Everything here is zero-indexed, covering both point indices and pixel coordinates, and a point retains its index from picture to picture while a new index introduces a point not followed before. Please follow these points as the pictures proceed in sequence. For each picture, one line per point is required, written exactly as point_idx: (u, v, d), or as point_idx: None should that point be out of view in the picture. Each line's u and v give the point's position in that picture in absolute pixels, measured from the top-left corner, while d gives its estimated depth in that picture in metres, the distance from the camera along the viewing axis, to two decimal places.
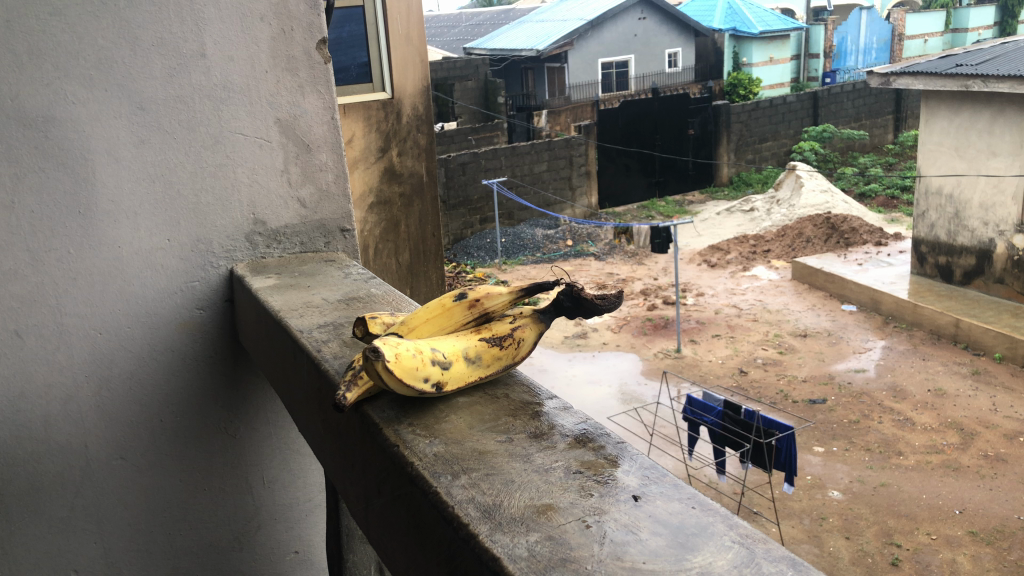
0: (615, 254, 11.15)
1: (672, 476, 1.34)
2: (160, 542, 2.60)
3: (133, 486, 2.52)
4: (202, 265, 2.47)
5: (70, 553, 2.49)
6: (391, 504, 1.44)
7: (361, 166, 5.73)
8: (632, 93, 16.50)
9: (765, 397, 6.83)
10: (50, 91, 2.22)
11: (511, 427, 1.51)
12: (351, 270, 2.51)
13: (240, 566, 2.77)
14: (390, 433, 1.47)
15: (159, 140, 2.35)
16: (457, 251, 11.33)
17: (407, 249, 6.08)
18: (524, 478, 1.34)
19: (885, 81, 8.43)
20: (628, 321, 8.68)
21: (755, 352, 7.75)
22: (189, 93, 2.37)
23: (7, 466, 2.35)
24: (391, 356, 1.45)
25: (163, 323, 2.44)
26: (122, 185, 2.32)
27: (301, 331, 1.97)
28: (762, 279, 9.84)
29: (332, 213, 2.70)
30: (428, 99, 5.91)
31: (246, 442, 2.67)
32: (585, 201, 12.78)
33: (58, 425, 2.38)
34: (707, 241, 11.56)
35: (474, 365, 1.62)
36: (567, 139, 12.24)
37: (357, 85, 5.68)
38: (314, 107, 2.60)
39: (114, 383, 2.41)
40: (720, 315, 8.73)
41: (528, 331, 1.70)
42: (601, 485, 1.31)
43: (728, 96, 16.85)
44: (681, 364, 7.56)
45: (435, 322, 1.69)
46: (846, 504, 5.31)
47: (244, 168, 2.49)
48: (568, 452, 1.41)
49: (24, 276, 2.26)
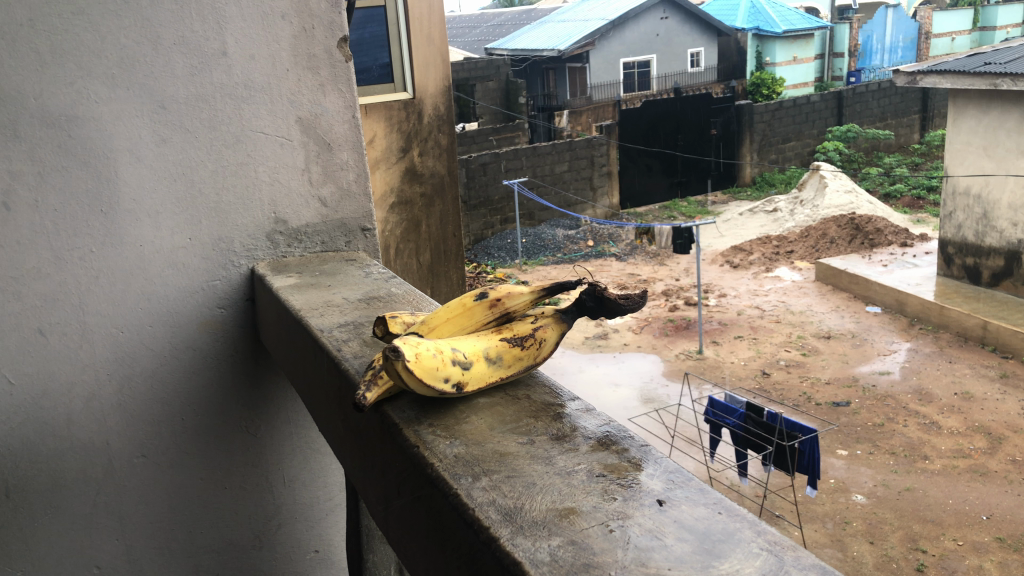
0: (637, 254, 11.09)
1: (698, 481, 1.31)
2: (181, 541, 2.60)
3: (155, 484, 2.52)
4: (223, 264, 2.47)
5: (92, 550, 2.49)
6: (411, 506, 1.42)
7: (383, 166, 5.75)
8: (654, 93, 16.43)
9: (788, 399, 6.76)
10: (73, 90, 2.22)
11: (533, 428, 1.48)
12: (372, 269, 2.50)
13: (261, 565, 2.76)
14: (410, 434, 1.45)
15: (180, 138, 2.35)
16: (478, 252, 11.33)
17: (428, 249, 6.07)
18: (546, 481, 1.31)
19: (911, 80, 8.32)
20: (649, 322, 8.63)
21: (778, 354, 7.68)
22: (210, 92, 2.37)
23: (30, 464, 2.35)
24: (411, 356, 1.43)
25: (185, 322, 2.45)
26: (143, 184, 2.33)
27: (321, 331, 1.96)
28: (785, 280, 9.75)
29: (352, 212, 2.69)
30: (449, 99, 5.91)
31: (267, 440, 2.67)
32: (606, 201, 12.73)
33: (80, 423, 2.38)
34: (729, 241, 11.48)
35: (495, 365, 1.60)
36: (589, 139, 12.20)
37: (379, 85, 5.69)
38: (335, 106, 2.59)
39: (135, 381, 2.42)
40: (742, 316, 8.66)
41: (550, 330, 1.68)
42: (625, 489, 1.29)
43: (751, 96, 16.74)
44: (703, 365, 7.50)
45: (456, 321, 1.67)
46: (870, 508, 5.23)
47: (265, 166, 2.49)
48: (591, 455, 1.39)
49: (46, 274, 2.27)
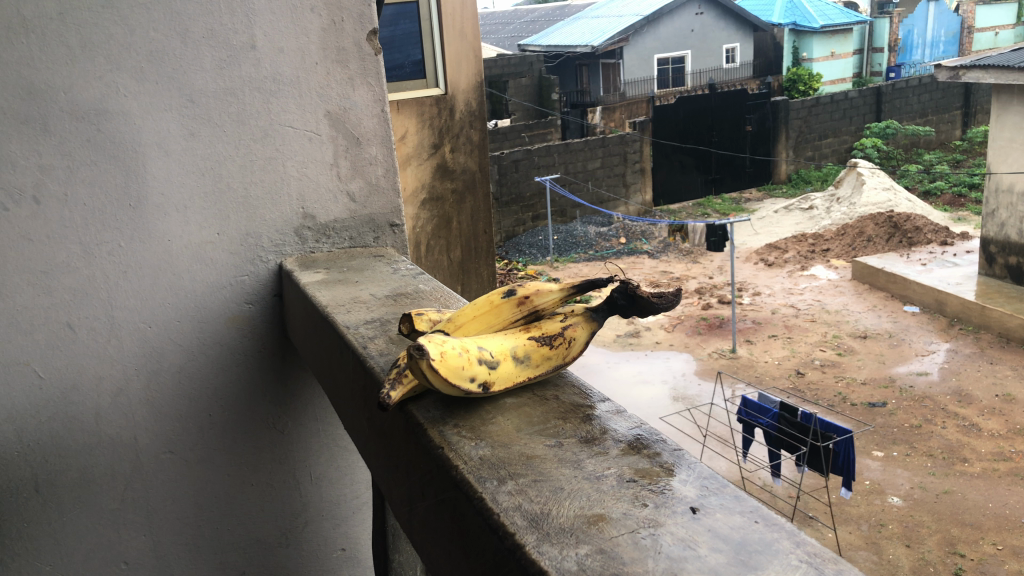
0: (670, 252, 10.98)
1: (734, 487, 1.25)
2: (208, 537, 2.59)
3: (182, 480, 2.51)
4: (251, 259, 2.46)
5: (120, 546, 2.48)
6: (434, 508, 1.38)
7: (414, 162, 5.72)
8: (688, 89, 16.29)
9: (822, 399, 6.63)
10: (103, 84, 2.21)
11: (561, 430, 1.44)
12: (400, 265, 2.47)
13: (287, 562, 2.75)
14: (435, 434, 1.42)
15: (208, 132, 2.33)
16: (509, 249, 11.30)
17: (459, 245, 6.04)
18: (575, 485, 1.27)
19: (954, 75, 8.13)
20: (682, 320, 8.53)
21: (812, 353, 7.54)
22: (238, 86, 2.36)
23: (59, 458, 2.35)
24: (436, 355, 1.39)
25: (212, 318, 2.44)
26: (172, 179, 2.32)
27: (347, 327, 1.93)
28: (820, 279, 9.59)
29: (381, 207, 2.66)
30: (482, 95, 5.87)
31: (294, 437, 2.65)
32: (639, 198, 12.62)
33: (108, 418, 2.38)
34: (764, 239, 11.33)
35: (523, 364, 1.55)
36: (622, 136, 12.11)
37: (410, 81, 5.67)
38: (364, 100, 2.57)
39: (163, 377, 2.41)
40: (777, 315, 8.52)
41: (579, 329, 1.62)
42: (658, 495, 1.24)
43: (787, 92, 16.50)
44: (737, 364, 7.40)
45: (482, 319, 1.62)
46: (906, 511, 5.11)
47: (294, 161, 2.47)
48: (621, 459, 1.34)
49: (76, 269, 2.27)
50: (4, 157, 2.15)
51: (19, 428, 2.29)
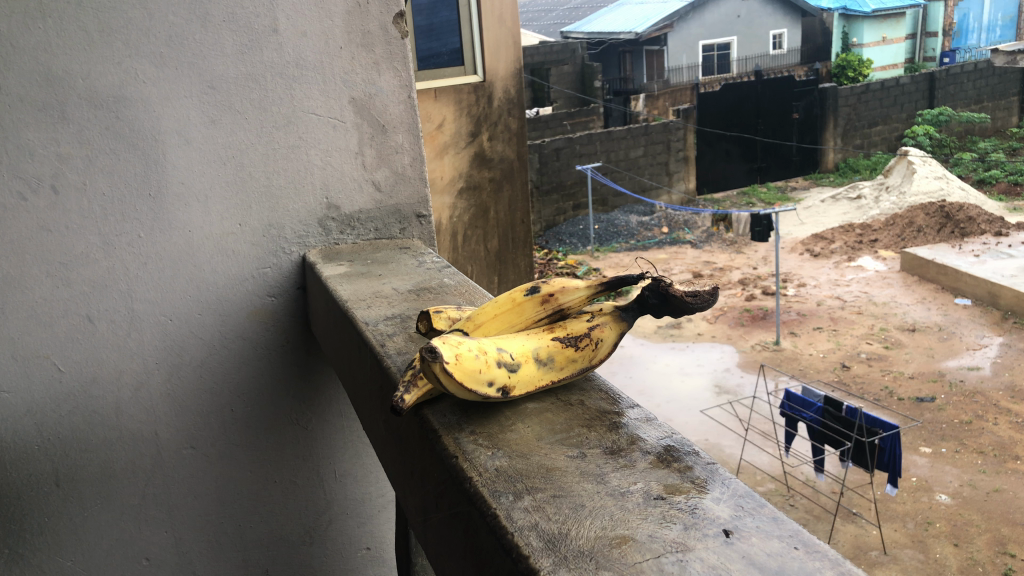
0: (713, 241, 10.78)
1: (772, 508, 1.14)
2: (230, 534, 2.54)
3: (203, 476, 2.47)
4: (275, 251, 2.40)
5: (141, 542, 2.44)
6: (448, 522, 1.29)
7: (451, 151, 5.63)
8: (734, 76, 16.08)
9: (868, 394, 6.43)
10: (121, 70, 2.15)
11: (585, 440, 1.33)
12: (426, 258, 2.38)
13: (311, 562, 2.69)
14: (449, 442, 1.33)
15: (229, 119, 2.27)
16: (549, 238, 11.18)
17: (496, 235, 5.95)
18: (597, 502, 1.16)
19: (1012, 60, 7.79)
20: (725, 311, 8.34)
21: (858, 346, 7.32)
22: (260, 72, 2.29)
23: (80, 453, 2.32)
24: (451, 358, 1.30)
25: (234, 310, 2.38)
26: (192, 168, 2.25)
27: (366, 323, 1.86)
28: (868, 270, 9.33)
29: (408, 197, 2.58)
30: (520, 83, 5.77)
31: (318, 434, 2.60)
32: (682, 187, 12.40)
33: (129, 412, 2.34)
34: (810, 229, 11.06)
35: (546, 367, 1.45)
36: (665, 124, 11.91)
37: (448, 68, 5.54)
38: (390, 85, 2.48)
39: (184, 371, 2.37)
40: (822, 307, 8.29)
41: (607, 330, 1.51)
42: (687, 516, 1.13)
43: (836, 78, 16.06)
44: (780, 357, 7.21)
45: (504, 318, 1.52)
46: (955, 509, 4.90)
47: (317, 149, 2.39)
48: (649, 473, 1.24)
49: (95, 260, 2.22)
50: (22, 146, 2.10)
51: (39, 421, 2.26)
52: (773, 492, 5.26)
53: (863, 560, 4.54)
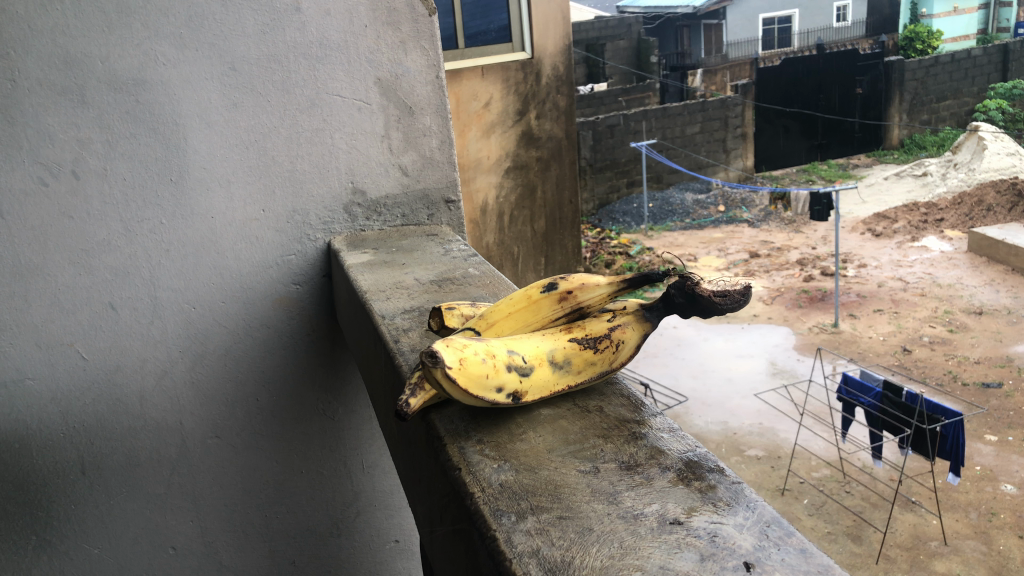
0: (771, 220, 10.49)
1: (801, 538, 1.02)
2: (257, 523, 2.51)
3: (228, 466, 2.44)
4: (299, 238, 2.34)
5: (168, 530, 2.43)
6: (451, 537, 1.21)
7: (498, 130, 5.49)
8: (795, 50, 15.67)
9: (930, 378, 6.17)
10: (140, 51, 2.08)
11: (600, 453, 1.23)
12: (452, 245, 2.29)
13: (339, 554, 2.65)
14: (453, 452, 1.24)
15: (252, 103, 2.20)
16: (603, 217, 11.01)
17: (543, 216, 5.84)
18: (607, 526, 1.06)
19: None
20: (782, 292, 8.10)
21: (921, 330, 7.03)
22: (283, 52, 2.21)
23: (104, 441, 2.30)
24: (454, 362, 1.21)
25: (259, 298, 2.33)
26: (215, 153, 2.19)
27: (383, 317, 1.77)
28: (932, 250, 8.96)
29: (436, 182, 2.50)
30: (569, 59, 5.62)
31: (346, 424, 2.55)
32: (740, 164, 12.08)
33: (153, 401, 2.31)
34: (872, 207, 10.68)
35: (562, 371, 1.35)
36: (723, 100, 11.58)
37: (495, 45, 5.43)
38: (418, 65, 2.39)
39: (208, 359, 2.33)
40: (883, 289, 7.99)
41: (629, 331, 1.39)
42: (705, 544, 1.02)
43: (902, 52, 15.22)
44: (839, 339, 6.96)
45: (519, 317, 1.42)
46: (1021, 500, 4.67)
47: (343, 133, 2.32)
48: (667, 493, 1.13)
49: (117, 247, 2.17)
50: (42, 130, 2.04)
51: (64, 409, 2.24)
52: (828, 478, 5.07)
53: (923, 551, 4.35)
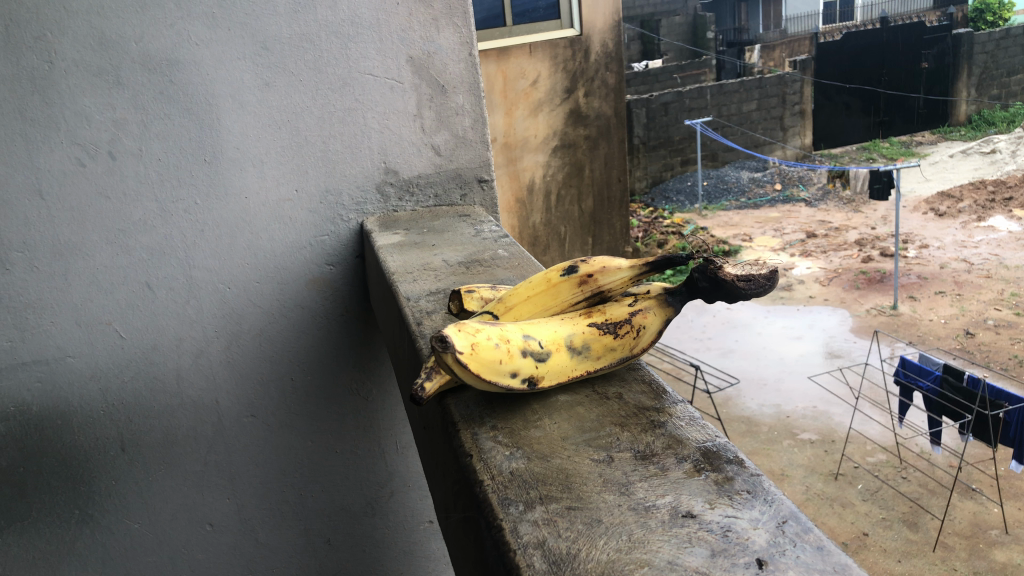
0: (830, 200, 10.24)
1: (819, 535, 0.98)
2: (292, 502, 2.55)
3: (263, 444, 2.47)
4: (332, 218, 2.34)
5: (205, 507, 2.47)
6: (462, 525, 1.19)
7: (546, 109, 5.42)
8: (857, 23, 15.28)
9: (994, 363, 5.95)
10: (174, 31, 2.08)
11: (615, 442, 1.19)
12: (484, 227, 2.26)
13: (373, 534, 2.66)
14: (466, 438, 1.22)
15: (285, 82, 2.19)
16: (656, 196, 10.89)
17: (591, 195, 5.74)
18: (617, 518, 1.03)
19: None
20: (839, 273, 7.90)
21: (986, 313, 6.79)
22: (315, 31, 2.18)
23: (143, 419, 2.34)
24: (465, 346, 1.18)
25: (292, 279, 2.34)
26: (247, 132, 2.19)
27: (408, 299, 1.76)
28: (1000, 230, 8.64)
29: (469, 161, 2.48)
30: (620, 35, 5.47)
31: (378, 405, 2.55)
32: (798, 142, 11.77)
33: (189, 380, 2.35)
34: (936, 186, 10.34)
35: (580, 356, 1.31)
36: (780, 76, 11.26)
37: (544, 22, 5.34)
38: (450, 42, 2.36)
39: (244, 339, 2.35)
40: (945, 271, 7.73)
41: (651, 316, 1.35)
42: (717, 539, 0.98)
43: (972, 24, 14.49)
44: (898, 322, 6.76)
45: (538, 300, 1.40)
46: None
47: (375, 112, 2.30)
48: (682, 484, 1.09)
49: (153, 228, 2.19)
50: (79, 111, 2.06)
51: (103, 386, 2.28)
52: (884, 464, 4.94)
53: (982, 539, 4.21)
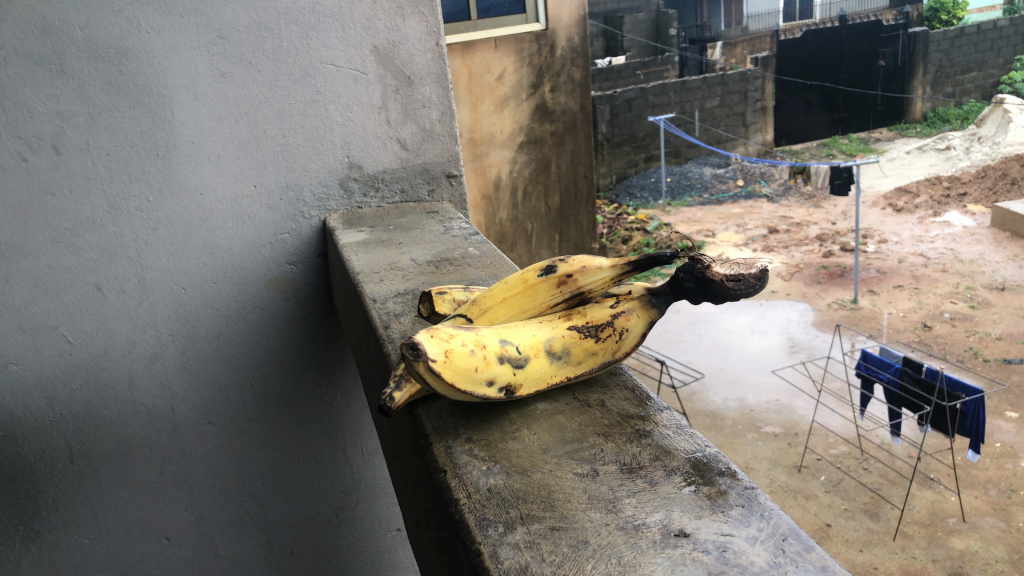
0: (791, 195, 10.30)
1: (821, 554, 0.91)
2: (254, 512, 2.44)
3: (222, 452, 2.36)
4: (293, 216, 2.23)
5: (161, 520, 2.36)
6: (436, 546, 1.11)
7: (512, 104, 5.34)
8: (817, 21, 15.45)
9: (950, 355, 6.01)
10: (122, 18, 1.96)
11: (600, 454, 1.12)
12: (453, 223, 2.18)
13: (339, 543, 2.56)
14: (439, 452, 1.14)
15: (242, 73, 2.08)
16: (620, 191, 10.86)
17: (558, 191, 5.68)
18: (605, 540, 0.95)
19: None
20: (801, 268, 7.93)
21: (942, 306, 6.85)
22: (273, 19, 2.08)
23: (93, 428, 2.22)
24: (438, 354, 1.10)
25: (252, 280, 2.23)
26: (203, 125, 2.08)
27: (375, 301, 1.66)
28: (955, 225, 8.74)
29: (437, 156, 2.39)
30: (585, 30, 5.39)
31: (342, 409, 2.45)
32: (759, 139, 11.85)
33: (143, 386, 2.23)
34: (893, 181, 10.48)
35: (560, 362, 1.24)
36: (742, 73, 11.33)
37: (509, 17, 5.27)
38: (416, 32, 2.26)
39: (200, 343, 2.24)
40: (903, 265, 7.79)
41: (634, 318, 1.27)
42: (713, 561, 0.91)
43: (926, 22, 14.57)
44: (858, 316, 6.79)
45: (514, 302, 1.32)
46: None
47: (337, 103, 2.20)
48: (673, 498, 1.02)
49: (103, 226, 2.06)
50: (20, 103, 1.93)
51: (50, 395, 2.16)
52: (846, 455, 4.94)
53: (941, 528, 4.22)
